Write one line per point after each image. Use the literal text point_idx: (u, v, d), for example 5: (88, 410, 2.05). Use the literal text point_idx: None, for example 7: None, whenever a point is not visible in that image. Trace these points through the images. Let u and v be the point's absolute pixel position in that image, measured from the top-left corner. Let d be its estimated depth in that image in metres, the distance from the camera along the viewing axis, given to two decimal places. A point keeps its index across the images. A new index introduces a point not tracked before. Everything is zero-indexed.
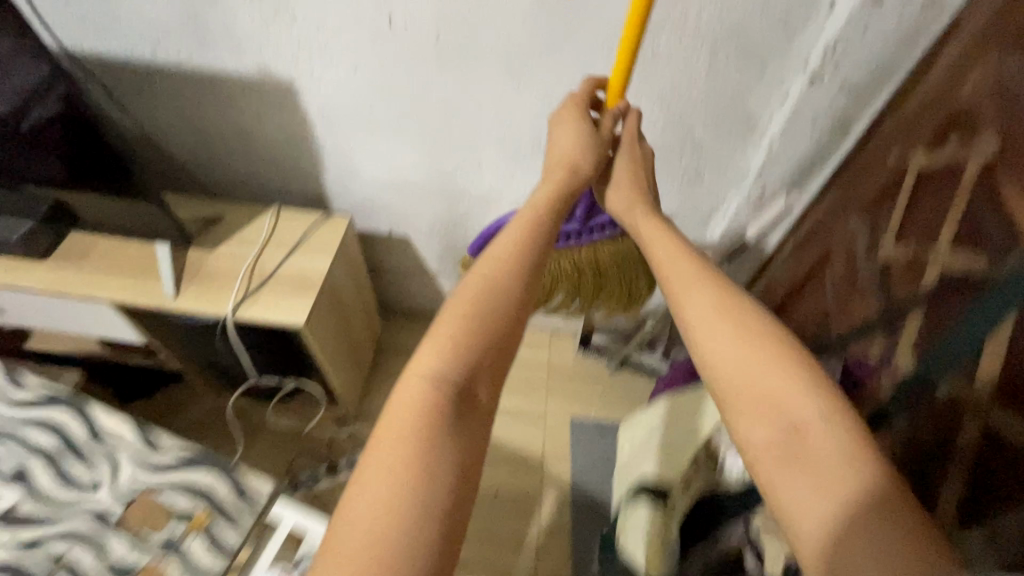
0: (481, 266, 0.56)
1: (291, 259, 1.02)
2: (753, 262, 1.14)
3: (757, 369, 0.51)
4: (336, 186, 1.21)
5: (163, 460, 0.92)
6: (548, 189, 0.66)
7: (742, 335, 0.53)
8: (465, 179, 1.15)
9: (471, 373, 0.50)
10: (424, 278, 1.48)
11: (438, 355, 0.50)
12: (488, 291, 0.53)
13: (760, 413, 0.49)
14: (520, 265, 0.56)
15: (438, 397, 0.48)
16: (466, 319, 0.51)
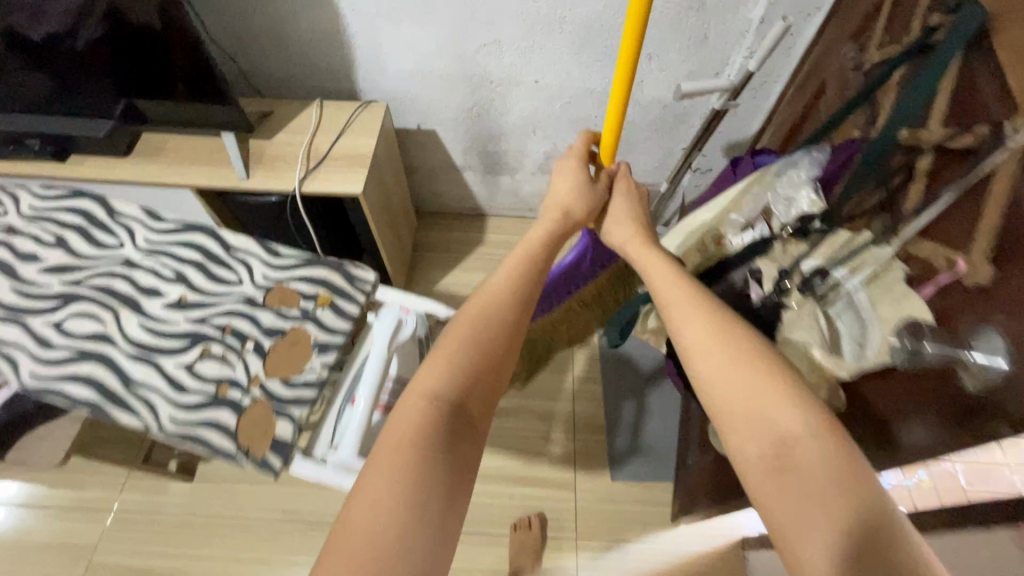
0: (478, 296, 0.59)
1: (341, 141, 1.15)
2: (756, 117, 1.24)
3: (750, 390, 0.51)
4: (368, 81, 1.31)
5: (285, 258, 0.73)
6: (543, 231, 0.69)
7: (736, 354, 0.54)
8: (487, 60, 1.24)
9: (462, 397, 0.53)
10: (451, 173, 1.60)
11: (435, 377, 0.53)
12: (480, 324, 0.56)
13: (751, 428, 0.50)
14: (515, 296, 0.60)
15: (433, 414, 0.50)
16: (461, 348, 0.55)
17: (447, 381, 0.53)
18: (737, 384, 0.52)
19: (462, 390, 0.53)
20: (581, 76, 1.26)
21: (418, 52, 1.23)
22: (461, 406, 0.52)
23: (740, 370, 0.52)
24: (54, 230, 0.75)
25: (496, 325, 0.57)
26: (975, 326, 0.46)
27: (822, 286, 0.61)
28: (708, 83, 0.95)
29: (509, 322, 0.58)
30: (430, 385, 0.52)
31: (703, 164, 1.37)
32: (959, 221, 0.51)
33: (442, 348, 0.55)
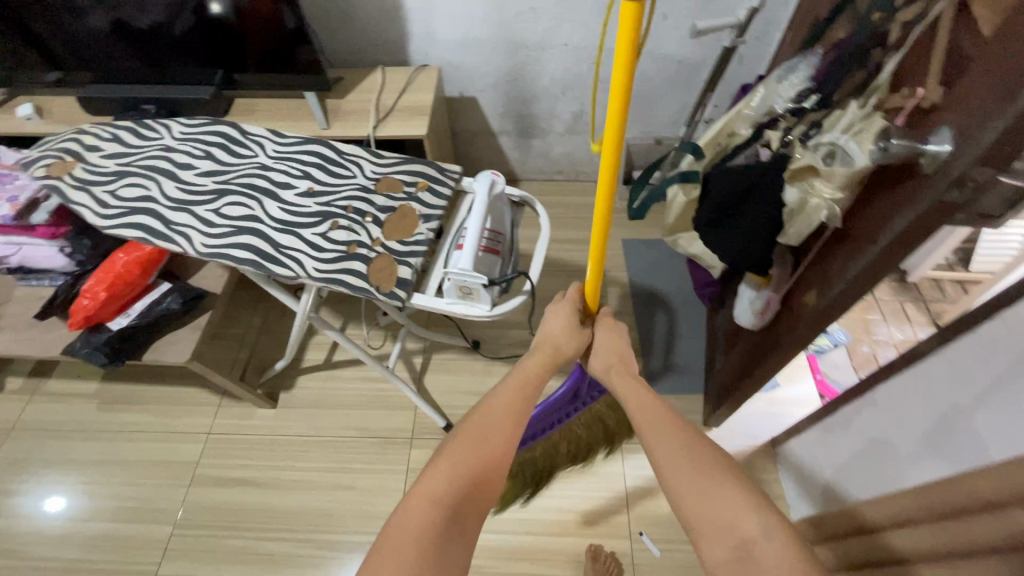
0: (477, 416, 0.72)
1: (404, 96, 1.35)
2: (760, 62, 1.42)
3: (709, 498, 0.61)
4: (419, 53, 1.52)
5: (389, 159, 0.92)
6: (536, 363, 0.83)
7: (696, 464, 0.64)
8: (522, 25, 1.44)
9: (456, 503, 0.62)
10: (488, 138, 1.79)
11: (438, 483, 0.64)
12: (478, 442, 0.68)
13: (713, 533, 0.59)
14: (509, 418, 0.72)
15: (437, 512, 0.61)
16: (463, 460, 0.66)
17: (449, 485, 0.64)
18: (697, 499, 0.62)
19: (460, 495, 0.63)
20: (605, 36, 1.45)
21: (466, 23, 1.44)
22: (460, 511, 0.62)
23: (696, 478, 0.63)
24: (203, 148, 0.94)
25: (491, 439, 0.69)
26: (934, 128, 0.62)
27: (820, 140, 0.76)
28: (719, 21, 1.13)
29: (500, 439, 0.70)
30: (434, 489, 0.63)
31: (714, 110, 1.55)
32: (916, 66, 0.68)
33: (447, 458, 0.67)
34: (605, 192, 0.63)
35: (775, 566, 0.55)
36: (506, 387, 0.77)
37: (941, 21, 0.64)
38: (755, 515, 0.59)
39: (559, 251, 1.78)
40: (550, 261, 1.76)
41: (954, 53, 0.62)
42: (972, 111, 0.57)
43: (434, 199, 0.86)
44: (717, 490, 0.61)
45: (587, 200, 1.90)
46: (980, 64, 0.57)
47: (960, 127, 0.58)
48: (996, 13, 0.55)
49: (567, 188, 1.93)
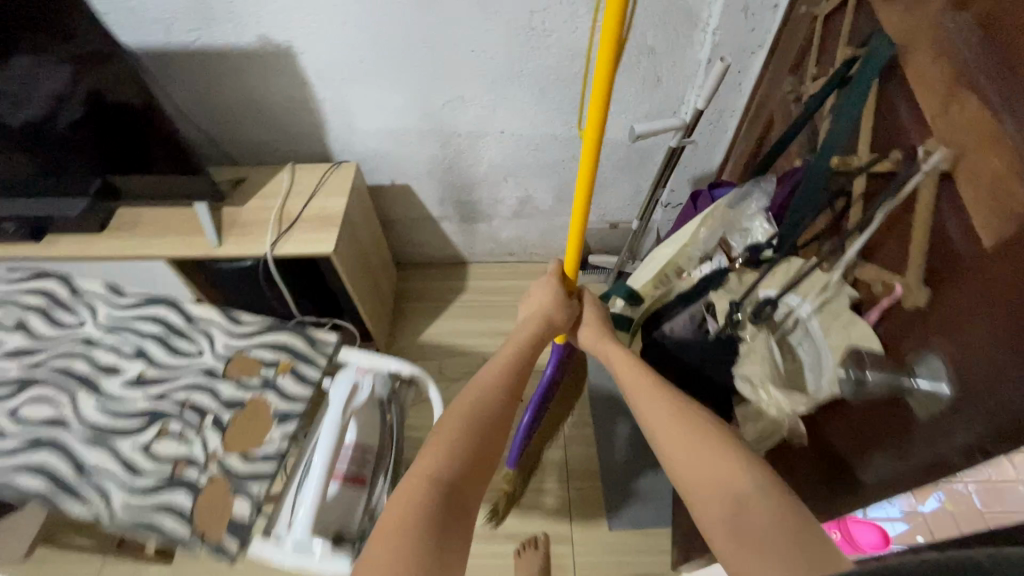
0: (469, 392, 0.73)
1: (312, 203, 1.17)
2: (717, 149, 1.27)
3: (701, 458, 0.59)
4: (339, 143, 1.36)
5: (247, 329, 0.86)
6: (527, 333, 0.82)
7: (690, 430, 0.62)
8: (452, 115, 1.29)
9: (456, 475, 0.63)
10: (429, 223, 1.63)
11: (436, 461, 0.63)
12: (473, 421, 0.68)
13: (707, 494, 0.57)
14: (500, 391, 0.73)
15: (434, 492, 0.60)
16: (456, 433, 0.67)
17: (449, 465, 0.63)
18: (693, 462, 0.60)
19: (461, 471, 0.63)
20: (544, 123, 1.30)
21: (388, 112, 1.29)
22: (460, 489, 0.62)
23: (689, 442, 0.61)
24: (20, 317, 0.87)
25: (484, 416, 0.69)
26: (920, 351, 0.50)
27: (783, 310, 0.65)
28: (662, 123, 0.98)
29: (492, 417, 0.70)
30: (432, 468, 0.62)
31: (673, 198, 1.41)
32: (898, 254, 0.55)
33: (440, 437, 0.66)
34: (592, 143, 0.66)
35: (766, 520, 0.52)
36: (497, 364, 0.78)
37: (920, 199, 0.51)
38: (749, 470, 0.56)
39: None
40: None
41: (942, 250, 0.48)
42: (976, 354, 0.42)
43: (302, 381, 0.80)
44: (709, 453, 0.59)
45: None
46: (972, 279, 0.44)
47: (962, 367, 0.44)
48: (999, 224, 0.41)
49: (521, 270, 1.76)
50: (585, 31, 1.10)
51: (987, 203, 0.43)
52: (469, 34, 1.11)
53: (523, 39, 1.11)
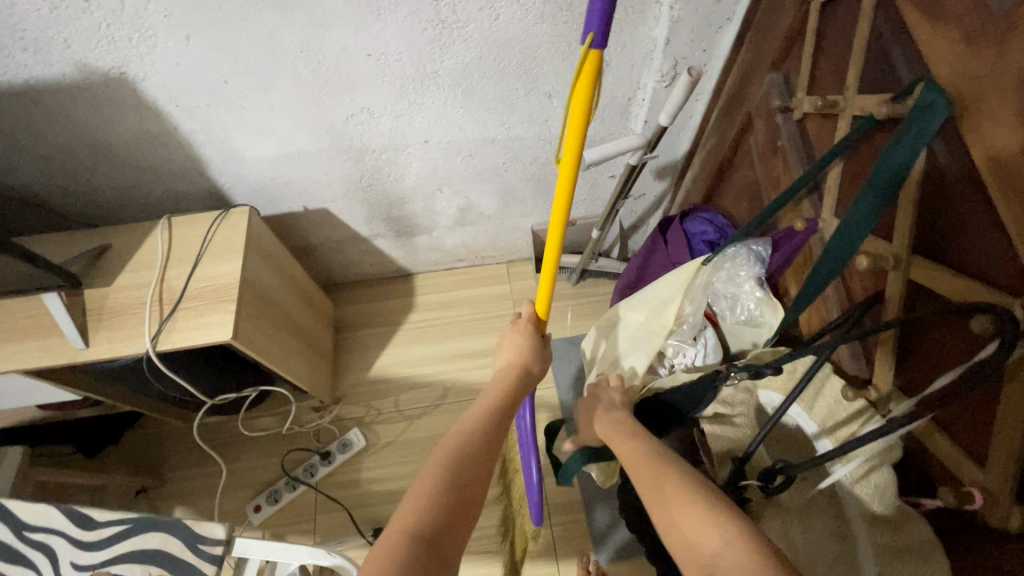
0: (455, 428, 0.61)
1: (199, 271, 0.94)
2: (684, 140, 1.07)
3: (676, 508, 0.46)
4: (228, 176, 1.10)
5: (102, 537, 0.71)
6: (506, 378, 0.71)
7: (665, 477, 0.50)
8: (360, 130, 1.04)
9: (431, 528, 0.48)
10: (360, 244, 1.40)
11: (414, 514, 0.49)
12: (453, 461, 0.55)
13: (688, 546, 0.44)
14: (477, 425, 0.61)
15: (412, 552, 0.45)
16: (437, 475, 0.53)
17: (427, 516, 0.49)
18: (672, 512, 0.46)
19: (444, 527, 0.49)
20: (476, 127, 1.06)
21: (278, 134, 1.03)
22: (437, 536, 0.48)
23: (665, 492, 0.48)
24: None
25: (470, 458, 0.56)
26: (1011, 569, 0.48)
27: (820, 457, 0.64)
28: (616, 147, 0.88)
29: (480, 468, 0.56)
30: (405, 522, 0.48)
31: (637, 194, 1.22)
32: (981, 434, 0.51)
33: (417, 486, 0.53)
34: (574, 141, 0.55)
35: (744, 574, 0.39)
36: (479, 404, 0.66)
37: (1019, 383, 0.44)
38: (723, 524, 0.43)
39: (471, 370, 1.43)
40: (461, 387, 1.41)
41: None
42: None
43: None
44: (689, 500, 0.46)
45: (499, 291, 1.53)
46: None
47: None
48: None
49: (473, 277, 1.56)
50: (510, 17, 0.83)
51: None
52: (360, 35, 0.85)
53: (432, 36, 0.86)
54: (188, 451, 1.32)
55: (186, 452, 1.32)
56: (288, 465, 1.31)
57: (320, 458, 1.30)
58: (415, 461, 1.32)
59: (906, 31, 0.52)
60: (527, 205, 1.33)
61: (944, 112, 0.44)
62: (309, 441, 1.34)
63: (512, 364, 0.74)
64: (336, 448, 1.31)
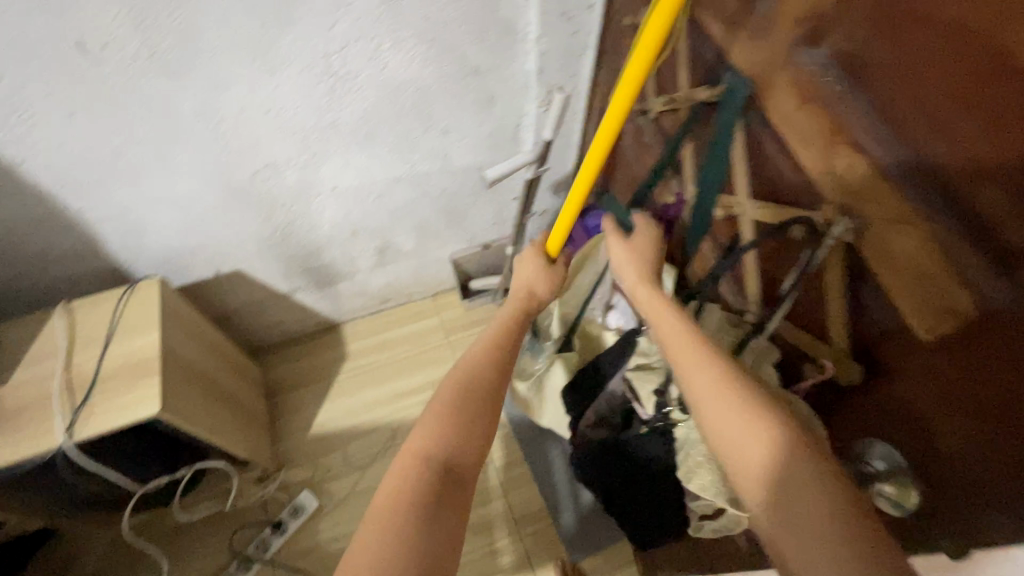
0: (465, 357, 0.67)
1: (111, 350, 0.90)
2: (570, 152, 1.20)
3: (739, 423, 0.50)
4: (128, 250, 1.06)
5: None
6: (508, 314, 0.75)
7: (722, 390, 0.52)
8: (267, 184, 1.06)
9: (451, 446, 0.57)
10: (280, 302, 1.38)
11: (434, 433, 0.58)
12: (457, 393, 0.62)
13: (748, 458, 0.48)
14: (487, 358, 0.67)
15: (429, 465, 0.55)
16: (451, 399, 0.61)
17: (438, 441, 0.58)
18: (731, 427, 0.50)
19: (459, 444, 0.58)
20: (381, 168, 1.11)
21: (180, 200, 1.02)
22: (456, 453, 0.57)
23: (729, 407, 0.51)
24: None
25: (480, 385, 0.63)
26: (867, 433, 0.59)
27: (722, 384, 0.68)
28: (512, 165, 0.97)
29: (492, 392, 0.63)
30: (423, 440, 0.57)
31: (539, 208, 1.34)
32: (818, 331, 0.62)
33: (430, 413, 0.61)
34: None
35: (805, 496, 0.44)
36: (483, 338, 0.70)
37: (831, 273, 0.54)
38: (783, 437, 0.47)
39: (416, 406, 1.43)
40: (408, 424, 1.41)
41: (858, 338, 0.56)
42: (934, 411, 0.49)
43: None
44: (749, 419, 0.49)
45: (430, 324, 1.56)
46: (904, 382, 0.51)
47: (934, 424, 0.49)
48: (934, 321, 0.41)
49: (402, 315, 1.58)
50: (398, 65, 0.91)
51: (913, 286, 0.43)
52: (256, 94, 0.89)
53: (326, 88, 0.91)
54: (115, 559, 1.20)
55: (115, 560, 1.19)
56: (237, 545, 1.23)
57: (272, 530, 1.24)
58: None
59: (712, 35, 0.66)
60: (443, 236, 1.39)
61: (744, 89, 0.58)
62: (256, 514, 1.27)
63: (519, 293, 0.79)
64: (288, 515, 1.25)
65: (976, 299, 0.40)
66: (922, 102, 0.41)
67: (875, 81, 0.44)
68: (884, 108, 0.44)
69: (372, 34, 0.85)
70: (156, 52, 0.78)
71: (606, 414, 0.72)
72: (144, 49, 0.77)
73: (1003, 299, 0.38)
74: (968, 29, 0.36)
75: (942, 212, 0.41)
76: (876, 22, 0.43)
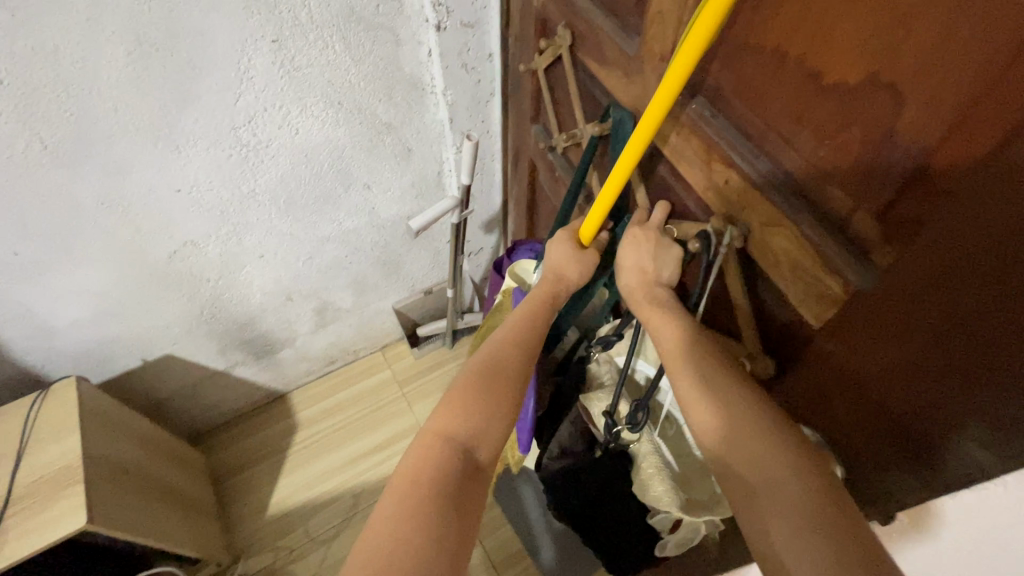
0: (490, 344, 0.61)
1: (24, 464, 0.82)
2: (494, 191, 1.23)
3: (753, 427, 0.45)
4: (37, 352, 0.99)
5: None
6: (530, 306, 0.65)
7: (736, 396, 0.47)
8: (187, 262, 1.02)
9: (471, 436, 0.52)
10: (217, 381, 1.31)
11: (456, 417, 0.53)
12: (484, 373, 0.57)
13: (757, 460, 0.43)
14: (509, 353, 0.59)
15: (448, 451, 0.50)
16: (472, 387, 0.55)
17: (462, 421, 0.53)
18: (740, 429, 0.45)
19: (478, 434, 0.53)
20: (307, 231, 1.11)
21: (92, 291, 0.96)
22: (473, 446, 0.52)
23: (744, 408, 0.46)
24: None
25: (503, 377, 0.57)
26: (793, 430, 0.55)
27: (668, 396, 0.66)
28: (436, 211, 0.99)
29: (510, 391, 0.56)
30: (445, 423, 0.53)
31: (473, 248, 1.37)
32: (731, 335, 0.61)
33: (452, 393, 0.56)
34: (677, 83, 0.43)
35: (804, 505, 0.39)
36: (504, 332, 0.62)
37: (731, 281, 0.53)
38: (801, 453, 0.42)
39: (377, 466, 1.38)
40: (370, 486, 1.35)
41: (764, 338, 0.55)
42: (824, 392, 0.47)
43: None
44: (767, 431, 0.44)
45: (382, 378, 1.53)
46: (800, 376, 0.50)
47: (823, 418, 0.48)
48: (820, 308, 0.43)
49: (351, 374, 1.53)
50: (309, 130, 0.92)
51: (795, 281, 0.45)
52: (164, 175, 0.87)
53: (238, 159, 0.91)
54: None
55: None
56: None
57: None
58: None
59: (597, 75, 0.72)
60: (381, 289, 1.38)
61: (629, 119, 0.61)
62: None
63: (547, 274, 0.69)
64: None
65: (843, 285, 0.40)
66: (767, 104, 0.44)
67: (734, 109, 0.48)
68: (748, 135, 0.47)
69: (279, 103, 0.86)
70: (49, 143, 0.76)
71: (568, 445, 0.70)
72: (35, 142, 0.75)
73: (864, 286, 0.39)
74: (789, 57, 0.40)
75: (803, 214, 0.43)
76: (723, 59, 0.47)
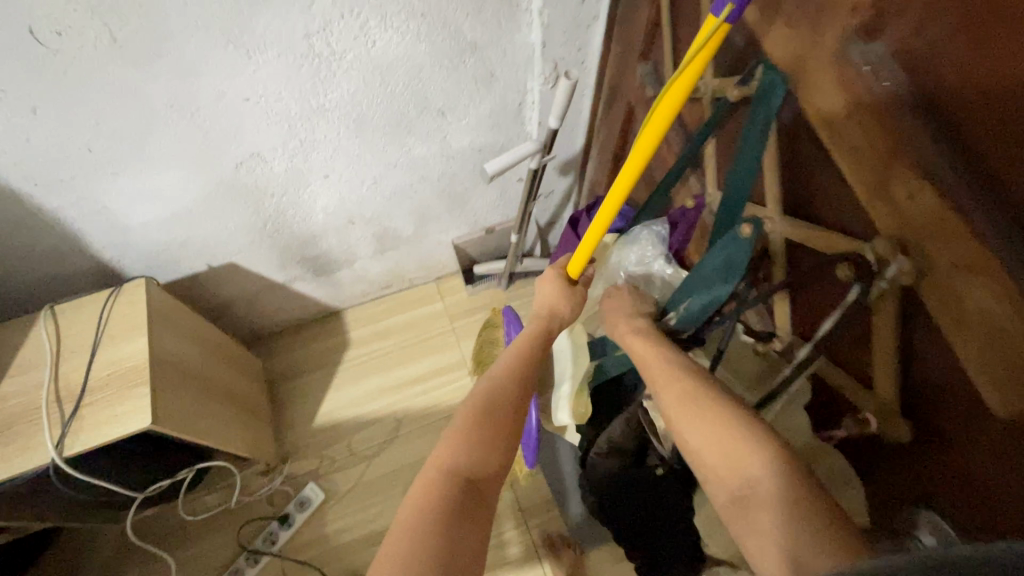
0: (489, 373, 0.62)
1: (98, 359, 0.86)
2: (579, 133, 1.12)
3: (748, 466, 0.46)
4: (112, 248, 1.02)
5: None
6: (527, 335, 0.68)
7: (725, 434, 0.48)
8: (253, 176, 0.99)
9: (475, 467, 0.52)
10: (278, 291, 1.33)
11: (458, 448, 0.53)
12: (487, 404, 0.57)
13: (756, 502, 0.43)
14: (509, 380, 0.60)
15: (452, 485, 0.49)
16: (474, 417, 0.56)
17: (466, 453, 0.52)
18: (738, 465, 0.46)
19: (481, 465, 0.52)
20: (375, 154, 1.04)
21: (165, 196, 0.96)
22: (478, 477, 0.51)
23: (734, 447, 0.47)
24: None
25: (506, 407, 0.57)
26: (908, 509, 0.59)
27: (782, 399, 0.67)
28: (517, 153, 0.90)
29: (512, 420, 0.57)
30: (447, 455, 0.52)
31: (545, 191, 1.27)
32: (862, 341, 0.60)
33: (454, 425, 0.56)
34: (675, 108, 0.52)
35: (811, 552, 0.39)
36: (503, 358, 0.65)
37: None
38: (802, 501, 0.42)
39: (420, 396, 1.40)
40: (412, 414, 1.38)
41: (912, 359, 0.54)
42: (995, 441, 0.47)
43: None
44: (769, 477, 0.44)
45: (432, 311, 1.51)
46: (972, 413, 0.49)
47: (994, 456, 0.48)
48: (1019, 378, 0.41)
49: (404, 301, 1.53)
50: (387, 43, 0.83)
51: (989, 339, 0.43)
52: (235, 81, 0.82)
53: (310, 71, 0.83)
54: (124, 553, 1.22)
55: (128, 553, 1.21)
56: (243, 538, 1.24)
57: (279, 523, 1.24)
58: (381, 498, 1.29)
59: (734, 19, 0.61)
60: (443, 222, 1.32)
61: (783, 88, 0.56)
62: (263, 507, 1.28)
63: (540, 310, 0.71)
64: (294, 507, 1.25)
65: None
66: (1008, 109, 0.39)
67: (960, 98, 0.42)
68: (967, 151, 0.43)
69: (357, 9, 0.77)
70: (118, 38, 0.71)
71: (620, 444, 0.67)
72: (105, 35, 0.70)
73: None
74: None
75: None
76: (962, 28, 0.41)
